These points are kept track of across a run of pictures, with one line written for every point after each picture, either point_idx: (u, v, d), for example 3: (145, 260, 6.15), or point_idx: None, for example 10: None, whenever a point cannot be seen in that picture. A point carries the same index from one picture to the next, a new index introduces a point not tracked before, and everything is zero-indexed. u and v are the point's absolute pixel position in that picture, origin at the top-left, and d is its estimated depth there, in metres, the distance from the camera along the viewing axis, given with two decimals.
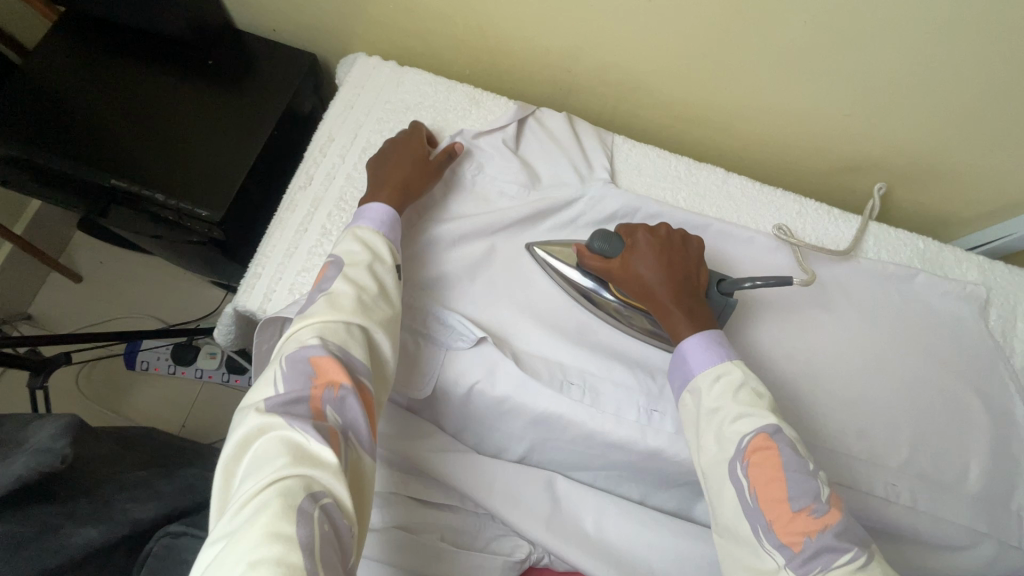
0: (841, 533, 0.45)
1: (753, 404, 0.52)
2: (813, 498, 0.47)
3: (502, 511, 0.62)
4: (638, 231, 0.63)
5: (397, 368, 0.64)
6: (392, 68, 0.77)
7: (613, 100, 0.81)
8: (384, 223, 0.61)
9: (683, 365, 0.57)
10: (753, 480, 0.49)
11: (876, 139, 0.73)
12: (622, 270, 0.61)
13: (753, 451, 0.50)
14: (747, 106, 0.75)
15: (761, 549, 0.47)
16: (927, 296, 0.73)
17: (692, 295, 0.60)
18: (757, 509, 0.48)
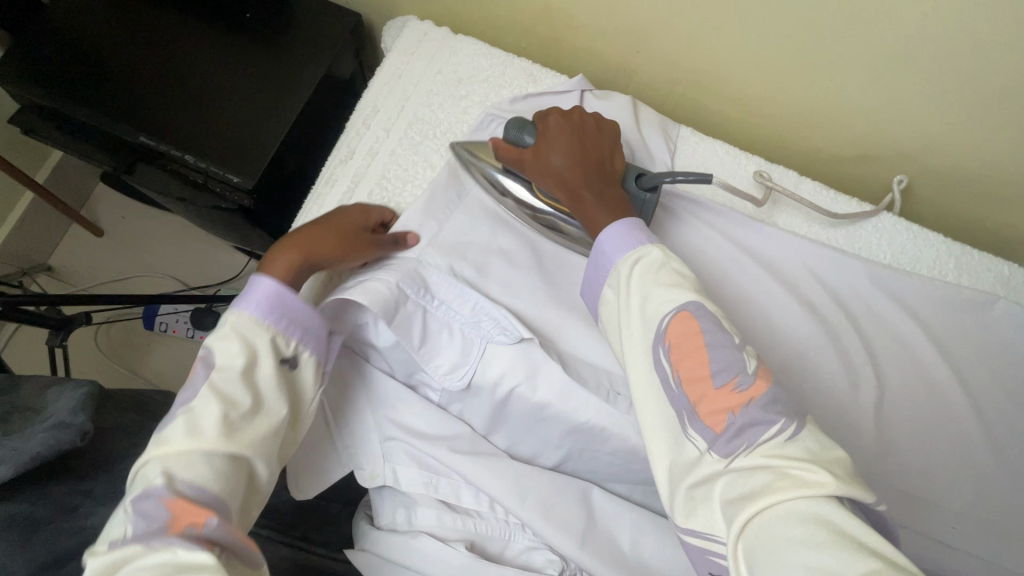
0: (769, 405, 0.40)
1: (674, 283, 0.47)
2: (737, 373, 0.41)
3: (536, 522, 0.57)
4: (551, 117, 0.60)
5: (432, 360, 0.60)
6: (446, 36, 0.70)
7: (680, 87, 0.74)
8: (272, 303, 0.49)
9: (597, 255, 0.53)
10: (674, 362, 0.44)
11: (974, 155, 0.65)
12: (534, 160, 0.58)
13: (673, 331, 0.45)
14: (829, 106, 0.68)
15: (684, 438, 0.42)
16: (1012, 326, 0.66)
17: (607, 181, 0.57)
18: (680, 393, 0.43)
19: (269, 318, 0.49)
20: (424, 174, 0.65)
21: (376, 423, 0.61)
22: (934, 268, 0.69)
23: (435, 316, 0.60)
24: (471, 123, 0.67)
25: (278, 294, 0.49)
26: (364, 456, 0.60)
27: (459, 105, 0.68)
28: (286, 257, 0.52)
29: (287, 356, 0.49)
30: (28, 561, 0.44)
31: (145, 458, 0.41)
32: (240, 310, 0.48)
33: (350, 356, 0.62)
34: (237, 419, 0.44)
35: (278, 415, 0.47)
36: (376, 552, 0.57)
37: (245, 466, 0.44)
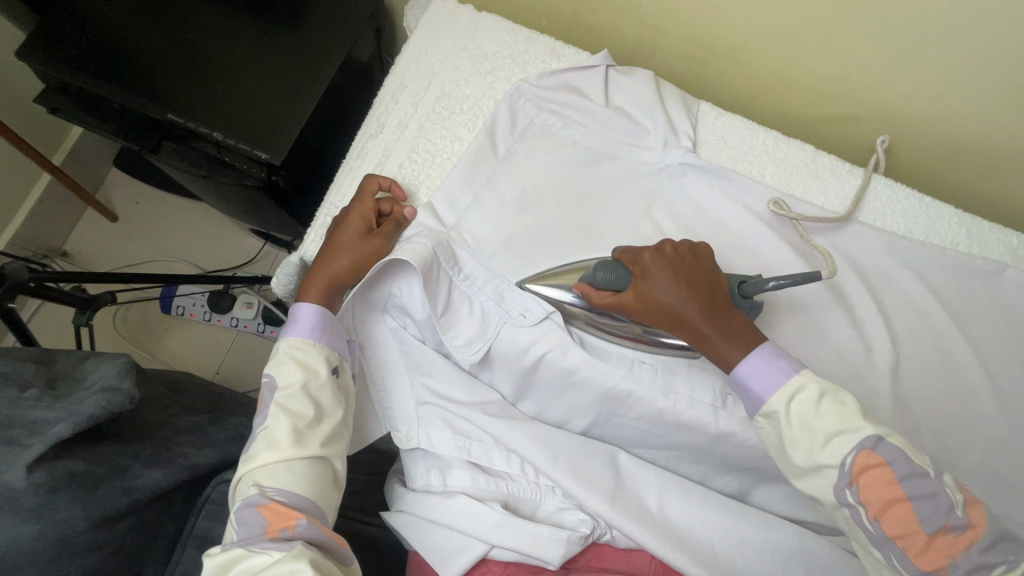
0: (987, 544, 0.42)
1: (839, 416, 0.46)
2: (949, 515, 0.43)
3: (567, 481, 0.59)
4: (642, 253, 0.56)
5: (449, 331, 0.61)
6: (470, 13, 0.71)
7: (698, 65, 0.76)
8: (314, 326, 0.54)
9: (747, 394, 0.51)
10: (874, 507, 0.44)
11: (986, 127, 0.67)
12: (640, 301, 0.54)
13: (864, 475, 0.44)
14: (846, 81, 0.69)
15: (898, 575, 0.44)
16: (1017, 294, 0.69)
17: (724, 310, 0.53)
18: (886, 538, 0.44)
19: (315, 337, 0.54)
20: (453, 148, 0.66)
21: (412, 387, 0.64)
22: (947, 238, 0.71)
23: (459, 289, 0.61)
24: (499, 97, 0.68)
25: (319, 316, 0.55)
26: (398, 418, 0.63)
27: (485, 81, 0.69)
28: (314, 283, 0.57)
29: (335, 366, 0.55)
30: (86, 516, 0.48)
31: (241, 472, 0.48)
32: (290, 340, 0.54)
33: (389, 320, 0.64)
34: (304, 428, 0.50)
35: (335, 417, 0.52)
36: (413, 512, 0.59)
37: (325, 463, 0.50)
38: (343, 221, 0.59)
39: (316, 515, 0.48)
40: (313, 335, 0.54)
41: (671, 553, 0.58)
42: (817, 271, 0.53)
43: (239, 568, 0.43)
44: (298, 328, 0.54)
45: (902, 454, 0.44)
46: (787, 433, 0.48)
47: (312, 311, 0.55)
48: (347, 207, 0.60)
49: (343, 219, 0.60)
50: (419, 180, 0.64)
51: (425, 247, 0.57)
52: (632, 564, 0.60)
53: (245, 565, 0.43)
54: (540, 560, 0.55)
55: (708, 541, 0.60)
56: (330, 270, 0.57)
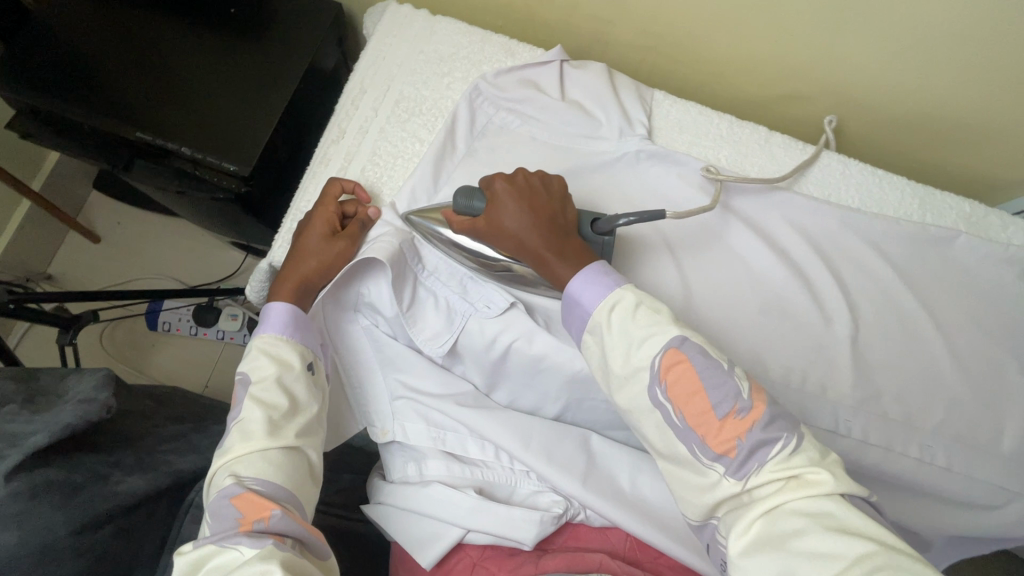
0: (769, 426, 0.43)
1: (653, 322, 0.49)
2: (736, 400, 0.45)
3: (540, 465, 0.61)
4: (496, 180, 0.58)
5: (417, 324, 0.63)
6: (425, 17, 0.73)
7: (652, 54, 0.77)
8: (286, 323, 0.56)
9: (576, 311, 0.53)
10: (676, 401, 0.46)
11: (932, 103, 0.70)
12: (488, 224, 0.56)
13: (667, 370, 0.47)
14: (794, 62, 0.71)
15: (699, 466, 0.45)
16: (969, 259, 0.71)
17: (563, 235, 0.55)
18: (687, 428, 0.45)
19: (288, 333, 0.56)
20: (414, 149, 0.67)
21: (387, 383, 0.66)
22: (901, 209, 0.73)
23: (424, 283, 0.64)
24: (457, 97, 0.69)
25: (291, 313, 0.57)
26: (374, 414, 0.65)
27: (442, 82, 0.70)
28: (282, 287, 0.58)
29: (310, 362, 0.57)
30: (68, 522, 0.49)
31: (217, 464, 0.49)
32: (263, 338, 0.56)
33: (360, 319, 0.66)
34: (279, 419, 0.51)
35: (310, 409, 0.54)
36: (391, 503, 0.61)
37: (300, 455, 0.52)
38: (308, 224, 0.61)
39: (291, 505, 0.49)
40: (286, 331, 0.56)
41: (643, 528, 0.60)
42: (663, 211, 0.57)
43: (212, 563, 0.44)
44: (270, 326, 0.56)
45: (699, 351, 0.47)
46: (608, 344, 0.50)
47: (282, 312, 0.57)
48: (311, 210, 0.62)
49: (309, 222, 0.61)
50: (382, 182, 0.66)
51: (393, 245, 0.60)
52: (608, 541, 0.62)
53: (217, 560, 0.44)
54: (514, 541, 0.57)
55: (680, 515, 0.62)
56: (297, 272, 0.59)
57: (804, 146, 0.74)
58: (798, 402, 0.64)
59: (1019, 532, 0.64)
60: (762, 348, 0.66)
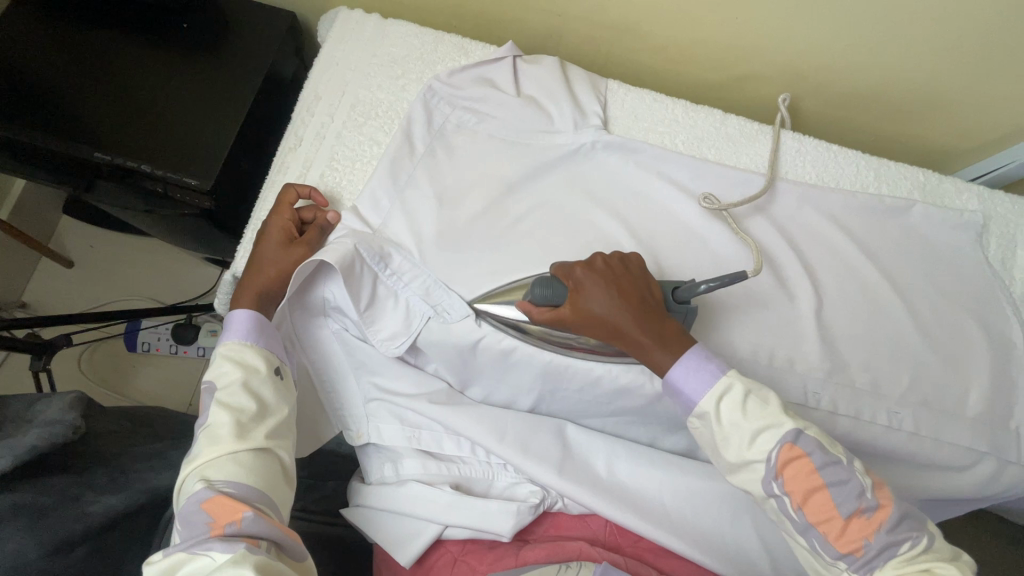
0: (896, 526, 0.46)
1: (763, 414, 0.50)
2: (861, 499, 0.47)
3: (515, 457, 0.62)
4: (576, 267, 0.57)
5: (374, 325, 0.64)
6: (376, 22, 0.73)
7: (605, 45, 0.78)
8: (248, 329, 0.57)
9: (682, 399, 0.53)
10: (799, 499, 0.48)
11: (875, 77, 0.73)
12: (578, 314, 0.55)
13: (787, 467, 0.49)
14: (742, 44, 0.72)
15: (823, 560, 0.48)
16: (925, 226, 0.72)
17: (657, 317, 0.55)
18: (809, 525, 0.48)
19: (251, 339, 0.56)
20: (372, 152, 0.68)
21: (358, 386, 0.66)
22: (857, 182, 0.74)
23: (385, 284, 0.63)
24: (412, 99, 0.70)
25: (253, 320, 0.57)
26: (349, 417, 0.66)
27: (397, 85, 0.71)
28: (240, 297, 0.59)
29: (277, 367, 0.57)
30: (38, 544, 0.49)
31: (185, 470, 0.49)
32: (226, 346, 0.56)
33: (330, 324, 0.65)
34: (247, 422, 0.52)
35: (280, 412, 0.54)
36: (369, 504, 0.62)
37: (272, 457, 0.52)
38: (266, 231, 0.62)
39: (264, 506, 0.49)
40: (249, 338, 0.56)
41: (620, 513, 0.60)
42: (743, 273, 0.56)
43: (186, 570, 0.44)
44: (232, 333, 0.56)
45: (818, 445, 0.49)
46: (719, 434, 0.51)
47: (245, 320, 0.57)
48: (264, 219, 0.62)
49: (264, 232, 0.62)
50: (343, 187, 0.66)
51: (351, 247, 0.60)
52: (588, 528, 0.62)
53: (190, 567, 0.44)
54: (493, 533, 0.58)
55: (657, 497, 0.63)
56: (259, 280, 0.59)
57: (760, 126, 0.75)
58: (766, 378, 0.65)
59: (989, 490, 0.66)
60: (728, 327, 0.66)
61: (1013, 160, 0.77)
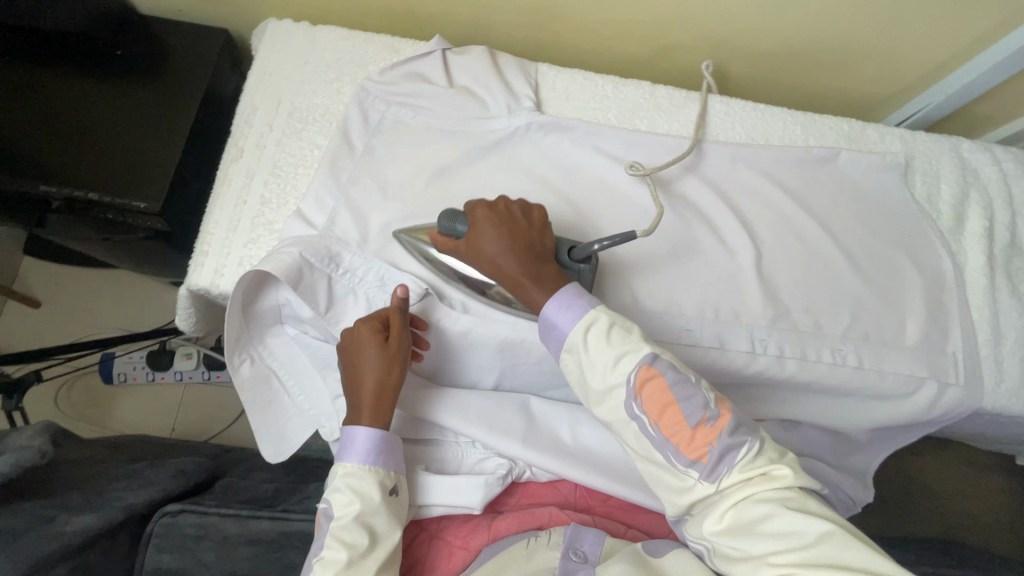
0: (736, 431, 0.48)
1: (627, 342, 0.52)
2: (705, 409, 0.49)
3: (480, 433, 0.64)
4: (479, 206, 0.59)
5: (336, 322, 0.65)
6: (305, 28, 0.75)
7: (533, 31, 0.80)
8: (369, 450, 0.58)
9: (553, 334, 0.55)
10: (654, 415, 0.50)
11: (789, 36, 0.76)
12: (470, 250, 0.58)
13: (643, 386, 0.50)
14: (662, 17, 0.75)
15: (677, 473, 0.49)
16: (852, 172, 0.76)
17: (540, 261, 0.57)
18: (662, 439, 0.50)
19: (369, 462, 0.57)
20: (313, 156, 0.69)
21: (325, 384, 0.67)
22: (785, 137, 0.77)
23: (341, 282, 0.64)
24: (347, 101, 0.72)
25: (372, 443, 0.58)
26: (320, 415, 0.67)
27: (332, 89, 0.72)
28: (365, 411, 0.58)
29: (393, 485, 0.58)
30: (13, 564, 0.50)
31: None
32: (347, 465, 0.58)
33: (288, 329, 0.67)
34: (356, 557, 0.54)
35: (388, 541, 0.56)
36: None
37: None
38: (357, 337, 0.59)
39: None
40: (368, 460, 0.58)
41: (586, 475, 0.63)
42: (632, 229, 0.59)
43: None
44: (353, 452, 0.58)
45: (671, 366, 0.51)
46: (587, 363, 0.53)
47: (368, 434, 0.58)
48: (344, 335, 0.60)
49: (354, 340, 0.59)
50: (287, 193, 0.68)
51: (296, 254, 0.61)
52: (558, 493, 0.65)
53: None
54: (464, 507, 0.61)
55: (622, 457, 0.66)
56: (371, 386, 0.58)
57: (689, 93, 0.78)
58: (714, 332, 0.68)
59: (934, 413, 0.69)
60: (673, 288, 0.70)
61: (930, 102, 0.81)
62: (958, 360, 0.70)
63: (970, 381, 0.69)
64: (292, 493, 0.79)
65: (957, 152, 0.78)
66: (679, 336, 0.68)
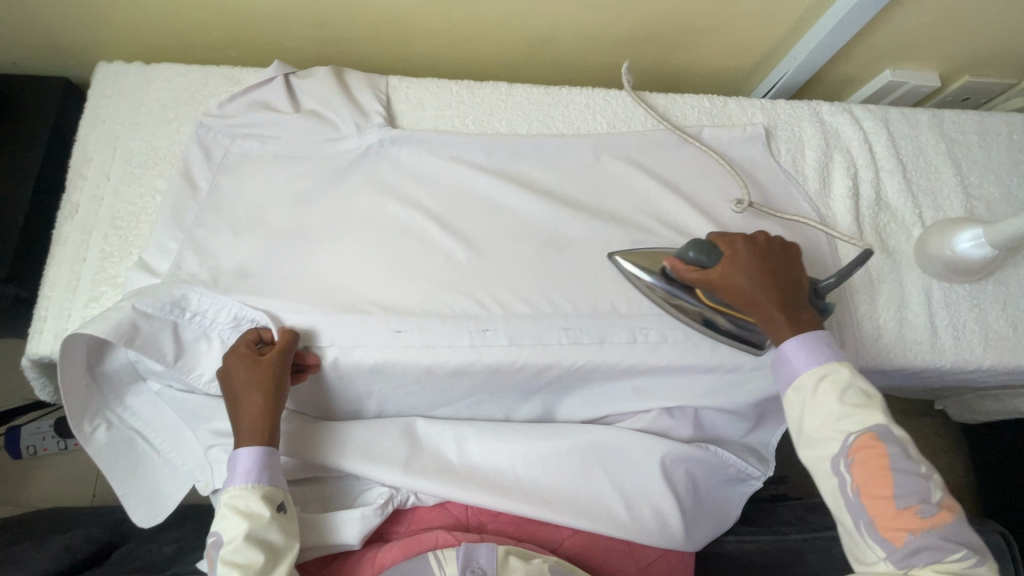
0: (948, 535, 0.46)
1: (862, 403, 0.51)
2: (923, 498, 0.48)
3: (358, 466, 0.62)
4: (735, 239, 0.60)
5: (192, 369, 0.62)
6: (135, 68, 0.71)
7: (384, 45, 0.78)
8: (250, 469, 0.55)
9: (786, 367, 0.56)
10: (860, 480, 0.49)
11: (637, 20, 0.76)
12: (721, 279, 0.59)
13: (859, 450, 0.50)
14: (506, 16, 0.74)
15: (861, 541, 0.49)
16: (717, 148, 0.76)
17: (794, 299, 0.58)
18: (859, 504, 0.49)
19: (254, 479, 0.55)
20: (154, 202, 0.67)
21: (196, 436, 0.64)
22: (647, 122, 0.77)
23: (190, 327, 0.61)
24: (187, 140, 0.69)
25: (256, 459, 0.55)
26: (194, 468, 0.64)
27: (170, 129, 0.70)
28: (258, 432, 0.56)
29: (280, 503, 0.55)
30: None
31: None
32: (231, 491, 0.54)
33: (150, 385, 0.64)
34: None
35: (289, 552, 0.54)
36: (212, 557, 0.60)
37: None
38: (240, 365, 0.58)
39: None
40: (252, 477, 0.55)
41: (471, 494, 0.61)
42: (867, 248, 0.62)
43: None
44: (236, 475, 0.55)
45: (896, 441, 0.49)
46: (812, 405, 0.53)
47: (251, 452, 0.55)
48: (224, 365, 0.58)
49: (227, 374, 0.58)
50: (129, 244, 0.65)
51: (130, 308, 0.58)
52: (449, 514, 0.63)
53: None
54: (342, 543, 0.59)
55: (511, 468, 0.64)
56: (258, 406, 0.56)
57: (548, 88, 0.77)
58: (593, 329, 0.67)
59: None
60: (548, 288, 0.68)
61: (788, 70, 0.82)
62: (837, 322, 0.70)
63: (850, 341, 0.69)
64: (194, 550, 0.76)
65: (817, 116, 0.78)
66: (557, 336, 0.66)
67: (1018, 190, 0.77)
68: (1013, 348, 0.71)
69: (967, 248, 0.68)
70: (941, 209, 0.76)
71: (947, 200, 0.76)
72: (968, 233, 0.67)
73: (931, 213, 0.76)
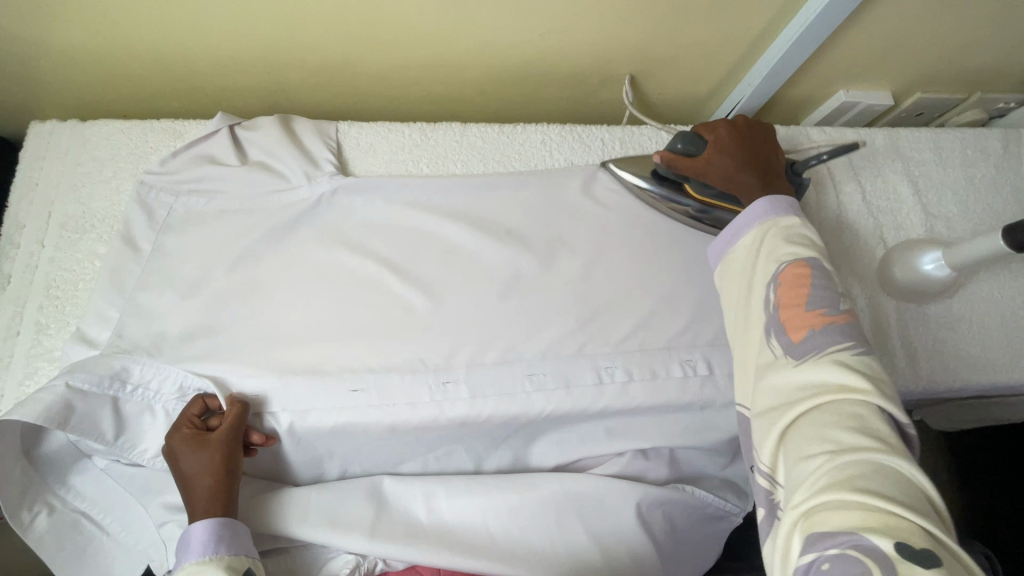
0: (845, 334, 0.46)
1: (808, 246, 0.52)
2: (832, 304, 0.48)
3: (320, 533, 0.59)
4: (718, 126, 0.64)
5: (136, 444, 0.59)
6: (71, 127, 0.69)
7: (333, 89, 0.76)
8: (206, 540, 0.52)
9: (743, 216, 0.57)
10: (779, 295, 0.50)
11: (587, 54, 0.75)
12: (707, 164, 0.63)
13: (785, 272, 0.50)
14: (454, 56, 0.72)
15: (767, 345, 0.49)
16: None
17: (770, 174, 0.62)
18: (775, 313, 0.49)
19: (209, 550, 0.51)
20: (93, 268, 0.65)
21: (145, 512, 0.60)
22: (605, 154, 0.76)
23: (134, 401, 0.59)
24: (126, 200, 0.67)
25: (209, 528, 0.52)
26: (148, 547, 0.60)
27: (108, 190, 0.68)
28: (212, 500, 0.53)
29: (245, 569, 0.52)
30: None
31: None
32: (186, 568, 0.51)
33: (96, 462, 0.60)
34: None
35: None
36: None
37: None
38: (182, 443, 0.55)
39: None
40: (207, 548, 0.51)
41: (440, 557, 0.59)
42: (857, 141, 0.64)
43: None
44: (191, 549, 0.51)
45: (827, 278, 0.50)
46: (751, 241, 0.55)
47: (202, 522, 0.52)
48: (166, 444, 0.55)
49: (172, 455, 0.55)
50: (66, 313, 0.63)
51: (63, 387, 0.55)
52: None
53: None
54: None
55: (482, 525, 0.61)
56: (209, 474, 0.54)
57: (503, 125, 0.75)
58: (558, 372, 0.65)
59: None
60: (511, 332, 0.66)
61: (743, 94, 0.82)
62: None
63: None
64: None
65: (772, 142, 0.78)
66: (522, 383, 0.64)
67: (977, 205, 0.77)
68: (983, 367, 0.70)
69: (931, 270, 0.67)
70: (902, 229, 0.76)
71: (907, 217, 0.76)
72: (930, 255, 0.67)
73: (892, 233, 0.76)
